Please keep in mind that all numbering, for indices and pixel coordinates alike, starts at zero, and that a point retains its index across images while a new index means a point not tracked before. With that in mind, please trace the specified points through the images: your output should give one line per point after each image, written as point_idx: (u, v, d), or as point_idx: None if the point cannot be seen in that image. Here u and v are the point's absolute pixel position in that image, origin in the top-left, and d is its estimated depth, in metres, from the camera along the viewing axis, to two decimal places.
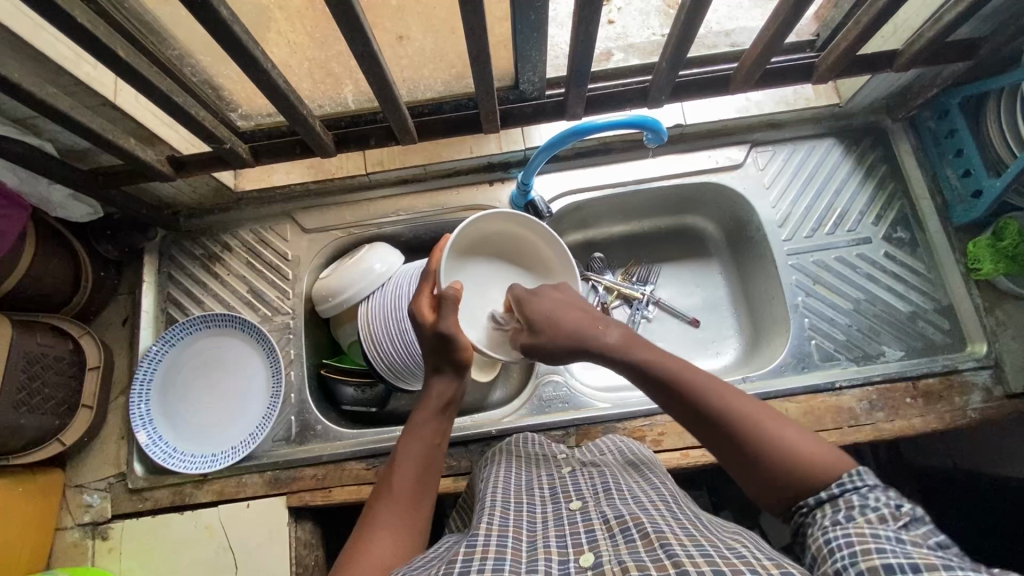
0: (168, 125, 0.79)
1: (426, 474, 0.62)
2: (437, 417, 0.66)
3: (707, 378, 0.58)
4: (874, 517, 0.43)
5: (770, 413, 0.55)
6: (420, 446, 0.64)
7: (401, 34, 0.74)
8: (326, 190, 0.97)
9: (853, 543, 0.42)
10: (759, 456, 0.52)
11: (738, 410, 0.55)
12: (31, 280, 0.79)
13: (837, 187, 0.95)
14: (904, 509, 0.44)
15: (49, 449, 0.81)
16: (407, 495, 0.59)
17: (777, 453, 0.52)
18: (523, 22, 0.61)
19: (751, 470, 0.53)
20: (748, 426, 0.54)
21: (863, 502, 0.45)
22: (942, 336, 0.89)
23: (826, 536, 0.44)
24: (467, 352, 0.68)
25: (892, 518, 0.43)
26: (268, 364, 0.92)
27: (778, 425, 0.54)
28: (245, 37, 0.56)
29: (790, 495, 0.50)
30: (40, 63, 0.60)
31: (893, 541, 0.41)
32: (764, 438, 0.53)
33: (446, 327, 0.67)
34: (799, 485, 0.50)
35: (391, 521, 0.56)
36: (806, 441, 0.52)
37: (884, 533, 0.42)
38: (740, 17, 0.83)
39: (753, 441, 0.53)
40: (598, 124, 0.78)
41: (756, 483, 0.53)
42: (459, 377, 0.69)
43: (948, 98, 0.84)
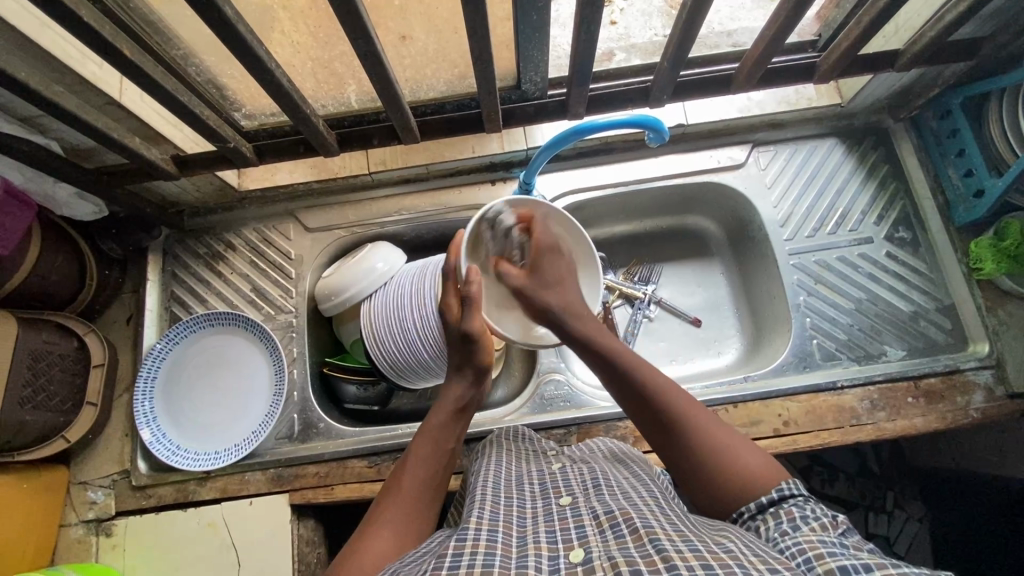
0: (172, 125, 0.80)
1: (437, 475, 0.62)
2: (451, 422, 0.66)
3: (671, 387, 0.61)
4: (817, 525, 0.47)
5: (727, 434, 0.59)
6: (432, 445, 0.64)
7: (403, 34, 0.74)
8: (329, 190, 0.98)
9: (805, 549, 0.43)
10: (711, 466, 0.56)
11: (697, 422, 0.58)
12: (36, 278, 0.80)
13: (839, 187, 0.95)
14: (838, 520, 0.48)
15: (54, 446, 0.82)
16: (414, 494, 0.59)
17: (729, 467, 0.55)
18: (525, 21, 0.61)
19: (702, 477, 0.56)
20: (705, 438, 0.57)
21: (801, 513, 0.49)
22: (943, 336, 0.89)
23: (777, 544, 0.46)
24: (486, 355, 0.69)
25: (831, 527, 0.46)
26: (270, 362, 0.92)
27: (732, 440, 0.57)
28: (249, 36, 0.57)
29: (731, 505, 0.54)
30: (47, 63, 0.61)
31: (839, 545, 0.42)
32: (718, 451, 0.56)
33: (469, 327, 0.68)
34: (743, 495, 0.54)
35: (397, 520, 0.56)
36: (756, 459, 0.56)
37: (830, 539, 0.43)
38: (742, 18, 0.84)
39: (709, 452, 0.56)
40: (599, 124, 0.78)
41: (703, 490, 0.56)
42: (479, 381, 0.70)
43: (950, 97, 0.84)
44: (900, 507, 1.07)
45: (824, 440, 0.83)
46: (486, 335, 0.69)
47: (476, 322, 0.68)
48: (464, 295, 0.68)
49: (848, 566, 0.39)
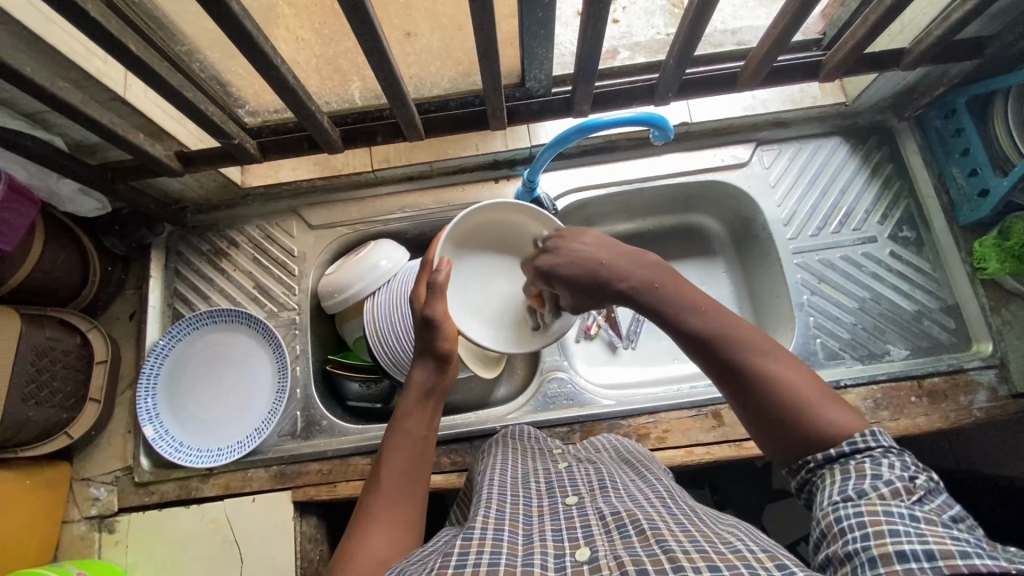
0: (176, 121, 0.80)
1: (416, 468, 0.62)
2: (419, 406, 0.66)
3: (745, 331, 0.54)
4: (888, 492, 0.42)
5: (806, 383, 0.51)
6: (408, 439, 0.63)
7: (408, 31, 0.76)
8: (332, 187, 0.98)
9: (865, 523, 0.40)
10: (780, 412, 0.50)
11: (768, 369, 0.52)
12: (40, 274, 0.80)
13: (843, 186, 0.95)
14: (918, 483, 0.43)
15: (57, 442, 0.82)
16: (397, 486, 0.60)
17: (800, 414, 0.49)
18: (531, 18, 0.61)
19: (768, 424, 0.51)
20: (778, 383, 0.51)
21: (876, 471, 0.44)
22: (947, 336, 0.89)
23: (837, 512, 0.42)
24: (449, 341, 0.68)
25: (906, 492, 0.42)
26: (273, 360, 0.92)
27: (808, 386, 0.50)
28: (255, 32, 0.56)
29: (800, 452, 0.49)
30: (52, 57, 0.61)
31: (907, 519, 0.39)
32: (791, 396, 0.50)
33: (430, 312, 0.67)
34: (812, 445, 0.48)
35: (385, 513, 0.57)
36: (831, 406, 0.49)
37: (898, 509, 0.40)
38: (745, 16, 0.84)
39: (779, 397, 0.50)
40: (604, 121, 0.78)
41: (770, 437, 0.51)
42: (441, 370, 0.68)
43: (954, 97, 0.84)
44: None
45: None
46: (447, 321, 0.68)
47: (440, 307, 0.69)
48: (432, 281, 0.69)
49: (907, 552, 0.37)
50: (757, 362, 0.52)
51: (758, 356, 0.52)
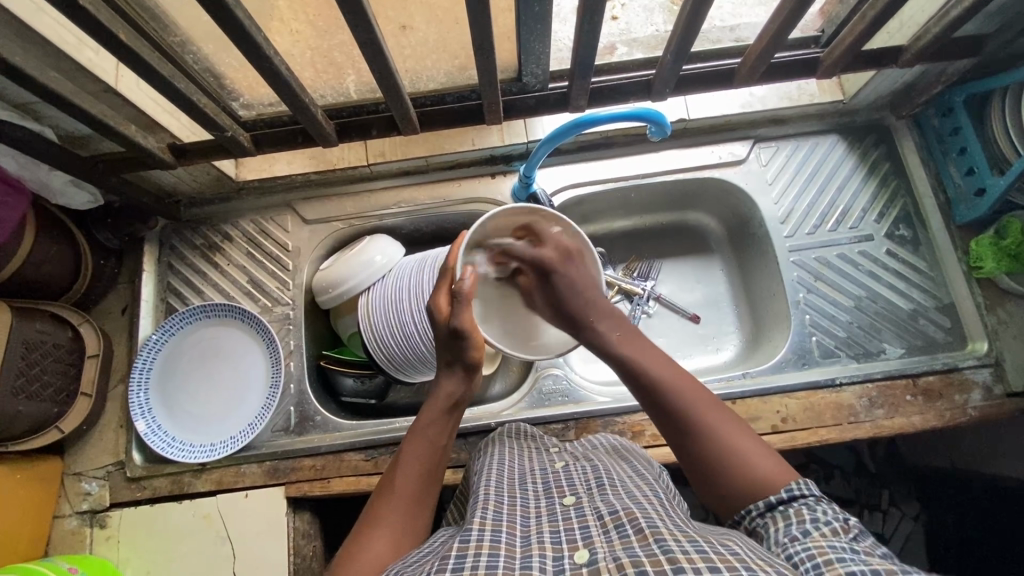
0: (169, 113, 0.79)
1: (430, 475, 0.60)
2: (442, 418, 0.64)
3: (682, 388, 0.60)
4: (828, 530, 0.46)
5: (739, 433, 0.57)
6: (425, 445, 0.62)
7: (404, 24, 0.74)
8: (328, 181, 0.97)
9: (814, 555, 0.43)
10: (719, 463, 0.55)
11: (713, 420, 0.57)
12: (31, 267, 0.79)
13: (840, 184, 0.95)
14: (851, 523, 0.47)
15: (47, 436, 0.81)
16: (409, 495, 0.58)
17: (739, 467, 0.54)
18: (528, 12, 0.61)
19: (707, 476, 0.55)
20: (718, 437, 0.56)
21: (813, 515, 0.48)
22: (942, 335, 0.89)
23: (788, 550, 0.45)
24: (479, 351, 0.66)
25: (842, 531, 0.46)
26: (266, 355, 0.92)
27: (748, 445, 0.56)
28: (248, 23, 0.56)
29: (740, 502, 0.53)
30: (41, 47, 0.60)
31: (849, 551, 0.42)
32: (734, 451, 0.55)
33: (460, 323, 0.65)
34: (753, 496, 0.52)
35: (394, 520, 0.56)
36: (767, 462, 0.54)
37: (839, 544, 0.43)
38: (744, 13, 0.81)
39: (718, 449, 0.55)
40: (601, 117, 0.77)
41: (709, 489, 0.56)
42: (470, 378, 0.67)
43: (952, 95, 0.84)
44: (896, 504, 1.08)
45: (822, 437, 0.83)
46: (478, 331, 0.66)
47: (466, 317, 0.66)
48: (456, 292, 0.67)
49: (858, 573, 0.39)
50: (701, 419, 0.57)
51: (703, 409, 0.58)
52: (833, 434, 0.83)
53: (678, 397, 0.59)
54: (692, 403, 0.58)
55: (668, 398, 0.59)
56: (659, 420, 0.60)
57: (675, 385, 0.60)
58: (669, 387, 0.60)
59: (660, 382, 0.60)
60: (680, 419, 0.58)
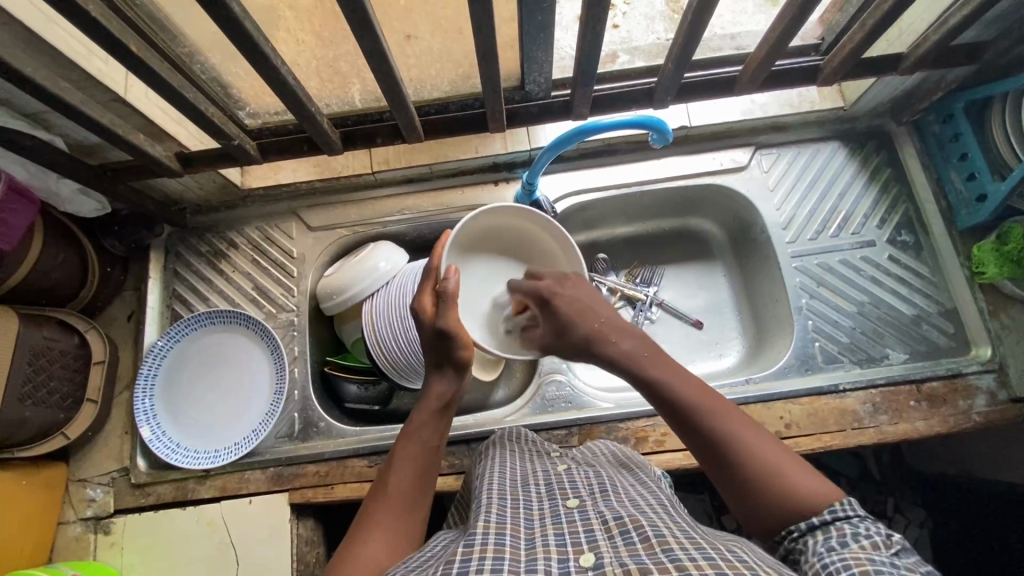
0: (177, 122, 0.80)
1: (423, 476, 0.61)
2: (434, 419, 0.65)
3: (714, 405, 0.59)
4: (868, 544, 0.45)
5: (775, 449, 0.56)
6: (417, 447, 0.63)
7: (408, 34, 0.75)
8: (332, 188, 0.98)
9: (850, 565, 0.43)
10: (758, 484, 0.53)
11: (750, 439, 0.56)
12: (39, 273, 0.80)
13: (841, 190, 0.95)
14: (894, 540, 0.46)
15: (53, 442, 0.82)
16: (401, 497, 0.59)
17: (779, 486, 0.53)
18: (531, 22, 0.61)
19: (746, 498, 0.54)
20: (757, 457, 0.55)
21: (854, 530, 0.47)
22: (946, 340, 0.89)
23: (823, 560, 0.45)
24: (467, 350, 0.67)
25: (884, 546, 0.45)
26: (271, 362, 0.92)
27: (787, 462, 0.54)
28: (256, 34, 0.57)
29: (780, 522, 0.52)
30: (53, 58, 0.61)
31: (888, 565, 0.42)
32: (772, 470, 0.54)
33: (443, 323, 0.66)
34: (795, 515, 0.51)
35: (388, 524, 0.56)
36: (808, 478, 0.53)
37: (879, 558, 0.43)
38: (745, 22, 0.84)
39: (755, 470, 0.54)
40: (604, 125, 0.78)
41: (747, 510, 0.54)
42: (459, 378, 0.68)
43: (953, 101, 0.84)
44: (901, 512, 1.08)
45: (826, 442, 0.83)
46: (463, 330, 0.66)
47: (452, 318, 0.67)
48: (441, 292, 0.67)
49: None
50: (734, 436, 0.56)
51: (739, 428, 0.56)
52: (836, 440, 0.83)
53: (713, 418, 0.57)
54: (727, 423, 0.57)
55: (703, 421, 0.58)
56: (692, 442, 0.58)
57: (708, 405, 0.59)
58: (705, 409, 0.58)
59: (692, 402, 0.59)
60: (716, 442, 0.56)
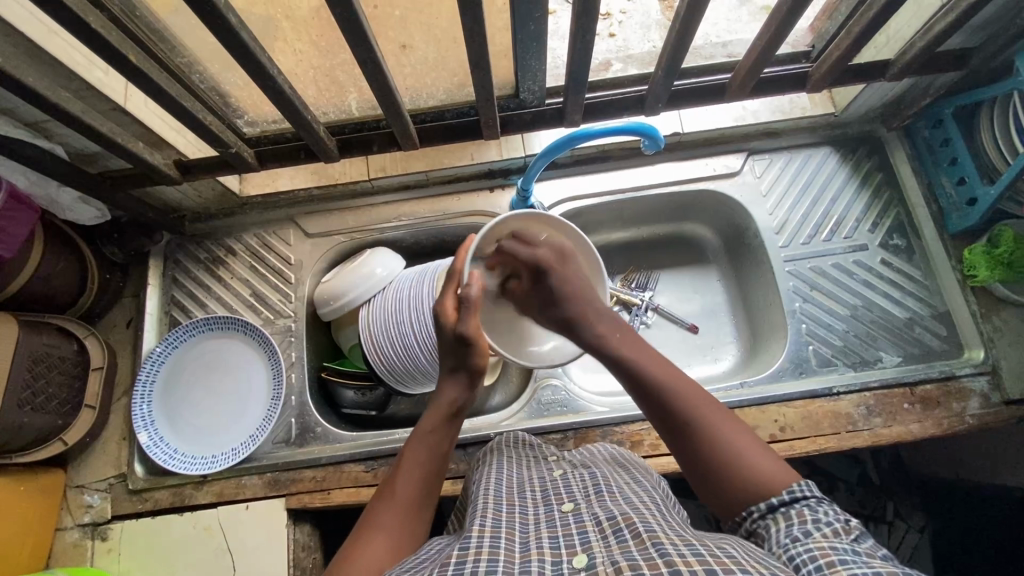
0: (176, 130, 0.81)
1: (429, 482, 0.61)
2: (445, 425, 0.65)
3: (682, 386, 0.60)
4: (829, 531, 0.45)
5: (737, 431, 0.57)
6: (426, 452, 0.63)
7: (404, 43, 0.76)
8: (330, 195, 0.99)
9: (816, 556, 0.42)
10: (719, 464, 0.55)
11: (714, 421, 0.57)
12: (39, 280, 0.80)
13: (834, 194, 0.96)
14: (852, 524, 0.47)
15: (51, 449, 0.82)
16: (407, 503, 0.59)
17: (738, 467, 0.54)
18: (524, 31, 0.63)
19: (707, 477, 0.55)
20: (719, 437, 0.56)
21: (815, 516, 0.47)
22: (939, 343, 0.89)
23: (788, 550, 0.45)
24: (482, 358, 0.68)
25: (844, 532, 0.45)
26: (268, 367, 0.93)
27: (748, 445, 0.56)
28: (253, 44, 0.58)
29: (739, 502, 0.53)
30: (53, 68, 0.62)
31: (850, 553, 0.42)
32: (732, 452, 0.55)
33: (463, 330, 0.66)
34: (750, 495, 0.52)
35: (391, 528, 0.56)
36: (765, 461, 0.54)
37: (841, 546, 0.43)
38: (738, 30, 0.86)
39: (716, 450, 0.55)
40: (595, 131, 0.79)
41: (709, 489, 0.55)
42: (471, 386, 0.68)
43: (941, 107, 0.86)
44: (901, 517, 1.07)
45: (820, 445, 0.83)
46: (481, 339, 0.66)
47: (472, 325, 0.67)
48: (463, 298, 0.68)
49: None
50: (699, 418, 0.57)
51: (703, 409, 0.58)
52: (831, 443, 0.83)
53: (679, 398, 0.59)
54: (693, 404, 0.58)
55: (670, 399, 0.59)
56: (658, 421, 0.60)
57: (675, 386, 0.60)
58: (672, 389, 0.60)
59: (658, 382, 0.61)
60: (680, 421, 0.58)
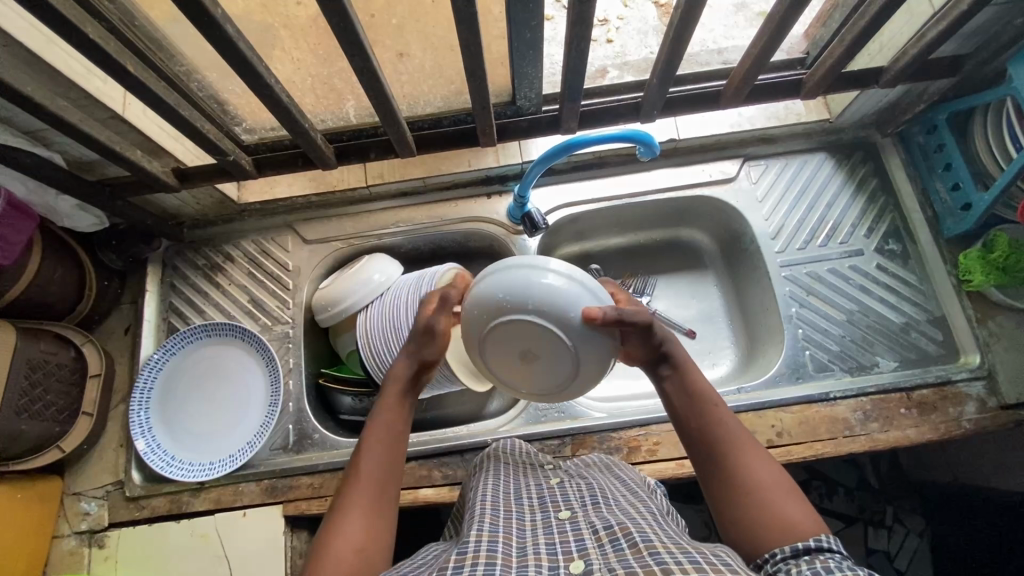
0: (174, 138, 0.81)
1: (393, 457, 0.61)
2: (399, 401, 0.66)
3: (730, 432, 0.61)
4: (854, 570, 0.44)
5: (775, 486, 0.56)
6: (383, 429, 0.63)
7: (400, 51, 0.77)
8: (327, 202, 0.99)
9: None
10: (753, 506, 0.55)
11: (757, 467, 0.58)
12: (37, 288, 0.81)
13: (829, 200, 0.97)
14: None
15: (48, 456, 0.82)
16: (375, 481, 0.59)
17: (773, 513, 0.54)
18: (519, 40, 0.63)
19: (740, 516, 0.55)
20: (761, 482, 0.56)
21: (834, 561, 0.45)
22: (935, 348, 0.89)
23: None
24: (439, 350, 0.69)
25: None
26: (266, 373, 0.93)
27: (788, 496, 0.55)
28: (250, 54, 0.58)
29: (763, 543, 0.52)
30: (52, 78, 0.63)
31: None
32: (770, 498, 0.55)
33: (431, 323, 0.68)
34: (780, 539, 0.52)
35: (362, 510, 0.56)
36: (802, 511, 0.54)
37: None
38: (736, 36, 0.88)
39: (753, 493, 0.56)
40: (590, 139, 0.79)
41: (736, 527, 0.55)
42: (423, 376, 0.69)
43: (934, 114, 0.86)
44: (901, 521, 1.07)
45: (817, 451, 0.83)
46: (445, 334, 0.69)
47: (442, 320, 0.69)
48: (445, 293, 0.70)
49: None
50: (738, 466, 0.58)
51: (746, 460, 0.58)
52: (828, 448, 0.83)
53: (734, 439, 0.60)
54: (744, 447, 0.59)
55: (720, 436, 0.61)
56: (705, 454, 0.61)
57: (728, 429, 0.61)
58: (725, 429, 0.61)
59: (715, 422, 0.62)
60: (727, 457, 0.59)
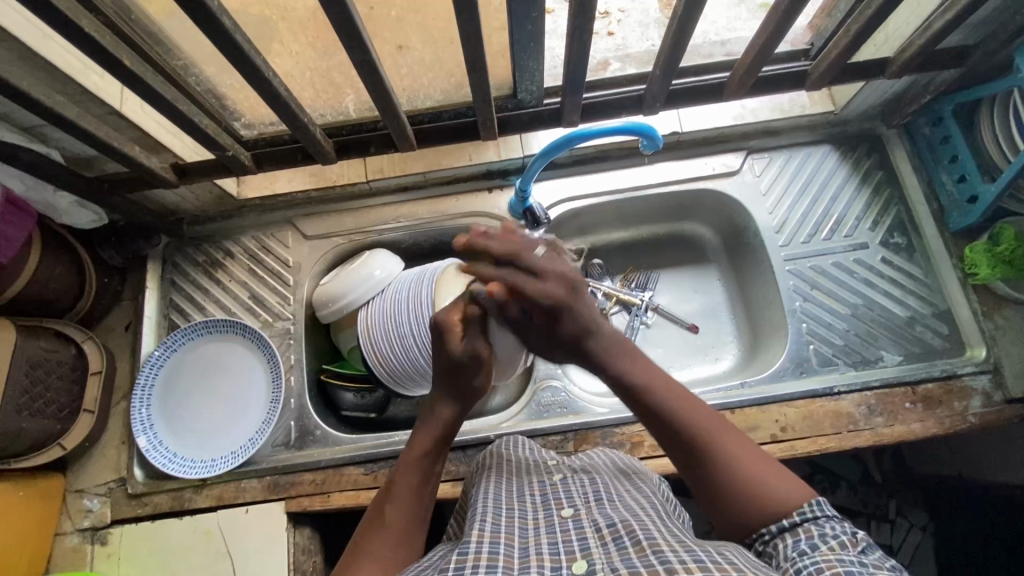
0: (172, 133, 0.81)
1: (420, 514, 0.58)
2: (434, 451, 0.62)
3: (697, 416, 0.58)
4: (837, 544, 0.47)
5: (763, 466, 0.55)
6: (414, 479, 0.60)
7: (400, 44, 0.77)
8: (327, 198, 0.99)
9: (823, 568, 0.43)
10: (737, 494, 0.54)
11: (728, 442, 0.56)
12: (38, 285, 0.81)
13: (833, 193, 0.96)
14: (858, 537, 0.49)
15: (50, 453, 0.82)
16: (400, 531, 0.56)
17: (760, 496, 0.53)
18: (520, 32, 0.62)
19: (723, 510, 0.55)
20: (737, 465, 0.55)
21: (821, 531, 0.49)
22: (941, 342, 0.89)
23: (796, 563, 0.45)
24: (485, 380, 0.66)
25: (851, 544, 0.47)
26: (268, 370, 0.93)
27: (767, 472, 0.55)
28: (249, 48, 0.58)
29: (753, 528, 0.53)
30: (49, 72, 0.62)
31: (857, 565, 0.43)
32: (753, 474, 0.54)
33: (473, 350, 0.63)
34: (771, 520, 0.52)
35: (386, 558, 0.54)
36: (784, 485, 0.54)
37: (848, 559, 0.44)
38: (738, 28, 0.86)
39: (734, 479, 0.54)
40: (595, 131, 0.77)
41: (726, 520, 0.55)
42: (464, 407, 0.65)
43: (941, 104, 0.85)
44: (902, 515, 1.07)
45: (821, 445, 0.83)
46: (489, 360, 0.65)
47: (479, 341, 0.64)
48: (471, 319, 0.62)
49: None
50: (716, 450, 0.56)
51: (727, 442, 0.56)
52: (832, 443, 0.83)
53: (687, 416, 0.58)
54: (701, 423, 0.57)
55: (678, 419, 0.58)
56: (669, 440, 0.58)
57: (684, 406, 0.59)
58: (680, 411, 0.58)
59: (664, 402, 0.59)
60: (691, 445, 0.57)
